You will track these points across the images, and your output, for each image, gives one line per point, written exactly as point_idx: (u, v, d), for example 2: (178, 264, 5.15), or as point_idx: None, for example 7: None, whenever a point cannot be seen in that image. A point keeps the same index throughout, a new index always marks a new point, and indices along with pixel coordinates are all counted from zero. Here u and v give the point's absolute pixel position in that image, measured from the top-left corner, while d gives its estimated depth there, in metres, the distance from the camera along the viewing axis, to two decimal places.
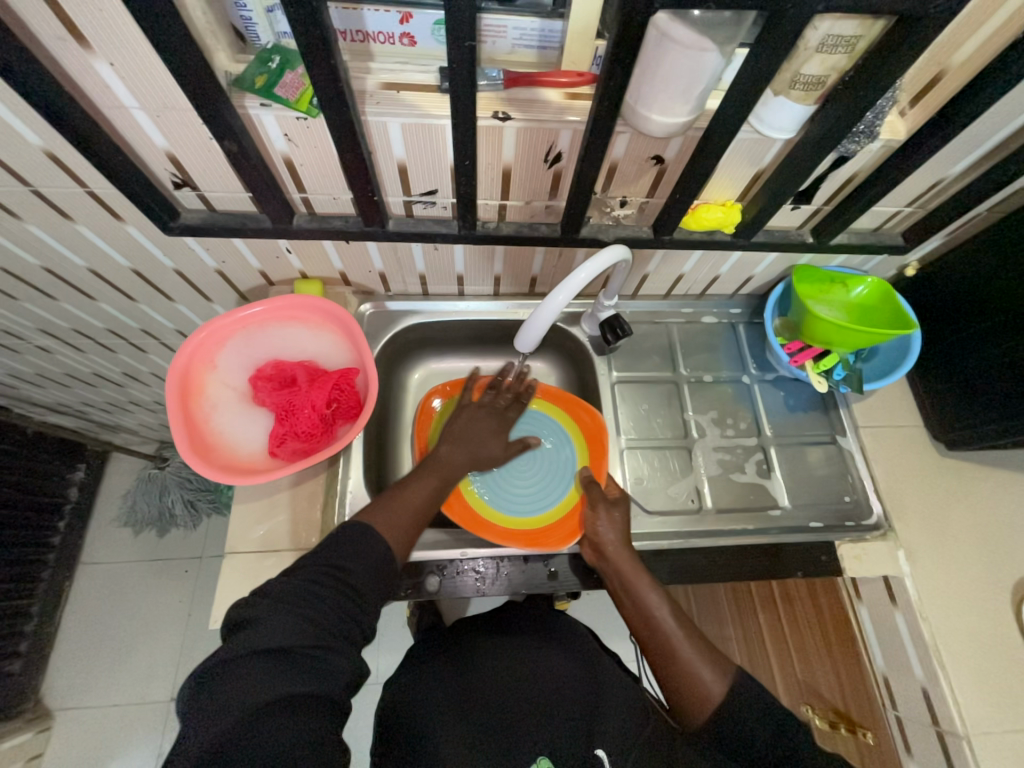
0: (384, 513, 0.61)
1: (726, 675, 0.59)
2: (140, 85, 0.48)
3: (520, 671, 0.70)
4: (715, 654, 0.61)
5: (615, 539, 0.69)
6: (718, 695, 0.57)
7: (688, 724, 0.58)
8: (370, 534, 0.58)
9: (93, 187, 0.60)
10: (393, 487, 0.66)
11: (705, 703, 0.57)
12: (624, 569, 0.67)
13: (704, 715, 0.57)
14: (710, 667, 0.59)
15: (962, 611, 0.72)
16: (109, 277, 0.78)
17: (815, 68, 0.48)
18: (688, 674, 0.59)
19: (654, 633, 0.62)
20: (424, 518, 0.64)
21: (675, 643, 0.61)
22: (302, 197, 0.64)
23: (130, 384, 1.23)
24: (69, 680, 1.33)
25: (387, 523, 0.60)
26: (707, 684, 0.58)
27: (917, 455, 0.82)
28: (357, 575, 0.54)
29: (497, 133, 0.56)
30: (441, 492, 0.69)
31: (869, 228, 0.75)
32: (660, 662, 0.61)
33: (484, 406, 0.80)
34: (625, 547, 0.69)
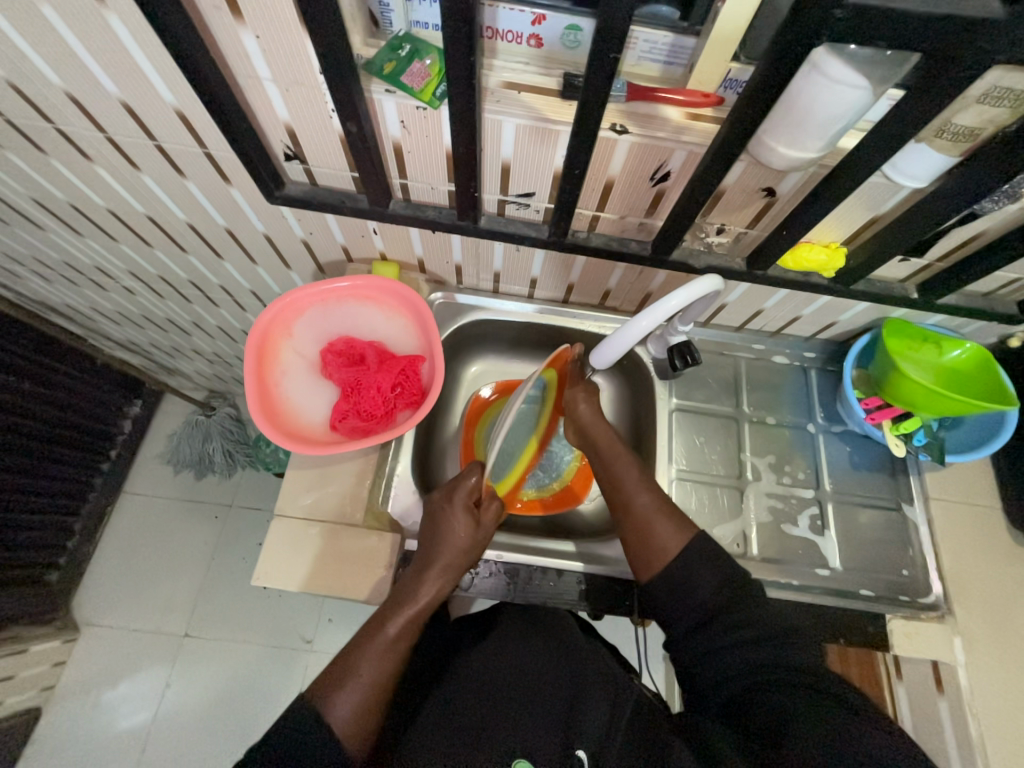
0: (332, 693, 0.53)
1: (686, 533, 0.62)
2: (278, 58, 0.49)
3: (501, 672, 0.69)
4: (675, 514, 0.64)
5: (591, 415, 0.75)
6: (676, 547, 0.61)
7: (641, 576, 0.62)
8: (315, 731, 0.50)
9: (210, 149, 0.63)
10: (347, 658, 0.56)
11: (661, 556, 0.61)
12: (605, 443, 0.72)
13: (661, 566, 0.60)
14: (665, 520, 0.63)
15: (1015, 715, 0.67)
16: (204, 233, 0.82)
17: (970, 118, 0.45)
18: (645, 527, 0.63)
19: (622, 494, 0.67)
20: (391, 686, 0.56)
21: (634, 500, 0.65)
22: (402, 183, 0.65)
23: (196, 334, 1.28)
24: (99, 599, 1.42)
25: (338, 717, 0.52)
26: (665, 538, 0.62)
27: (989, 539, 0.76)
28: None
29: (610, 145, 0.55)
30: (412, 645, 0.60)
31: (979, 292, 0.70)
32: (622, 517, 0.66)
33: (442, 521, 0.66)
34: (605, 425, 0.74)
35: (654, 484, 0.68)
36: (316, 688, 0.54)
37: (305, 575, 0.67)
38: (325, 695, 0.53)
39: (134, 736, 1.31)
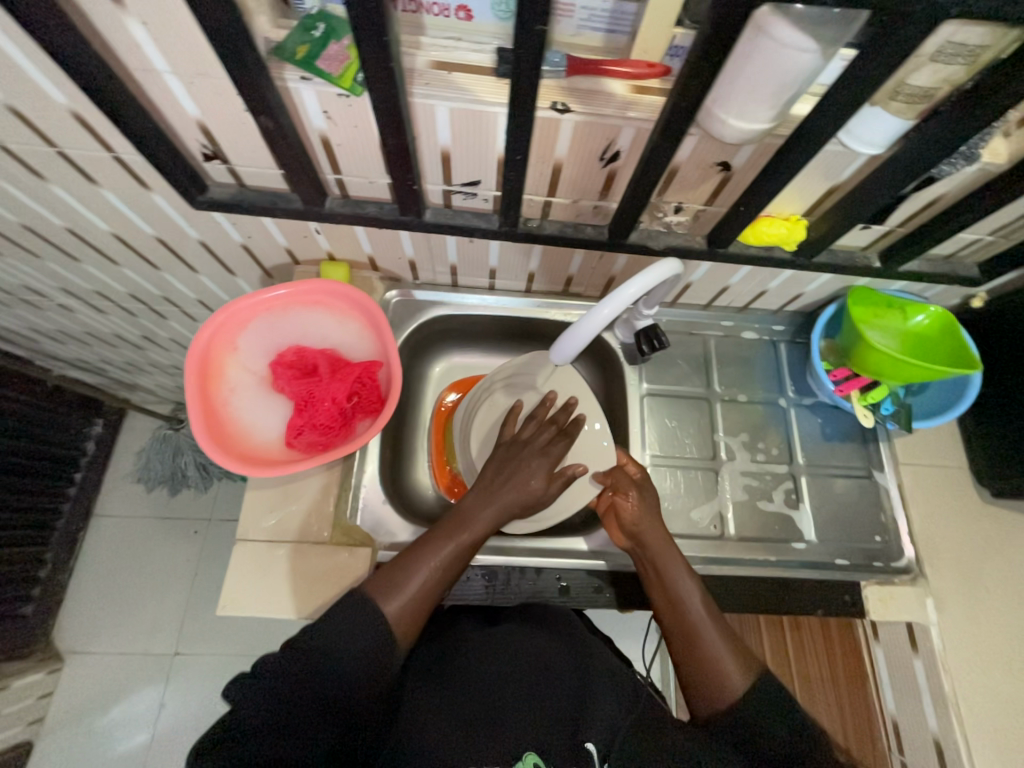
0: (381, 582, 0.56)
1: (750, 670, 0.57)
2: (172, 47, 0.44)
3: (504, 664, 0.64)
4: (743, 651, 0.59)
5: (647, 526, 0.67)
6: (739, 688, 0.56)
7: (698, 713, 0.57)
8: (370, 626, 0.52)
9: (119, 152, 0.57)
10: (401, 555, 0.59)
11: (722, 694, 0.56)
12: (662, 555, 0.65)
13: (720, 706, 0.56)
14: (736, 662, 0.57)
15: (985, 665, 0.70)
16: (133, 243, 0.76)
17: (924, 78, 0.43)
18: (711, 669, 0.57)
19: (682, 622, 0.61)
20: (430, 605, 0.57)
21: (699, 635, 0.60)
22: (336, 178, 0.60)
23: (148, 347, 1.21)
24: (81, 626, 1.38)
25: (388, 606, 0.55)
26: (728, 679, 0.57)
27: (957, 499, 0.78)
28: (345, 662, 0.50)
29: (552, 125, 0.51)
30: (461, 556, 0.60)
31: (942, 255, 0.69)
32: (681, 648, 0.60)
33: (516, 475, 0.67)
34: (661, 533, 0.67)
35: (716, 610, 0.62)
36: (375, 582, 0.57)
37: (274, 598, 0.65)
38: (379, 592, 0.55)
39: (132, 758, 1.29)
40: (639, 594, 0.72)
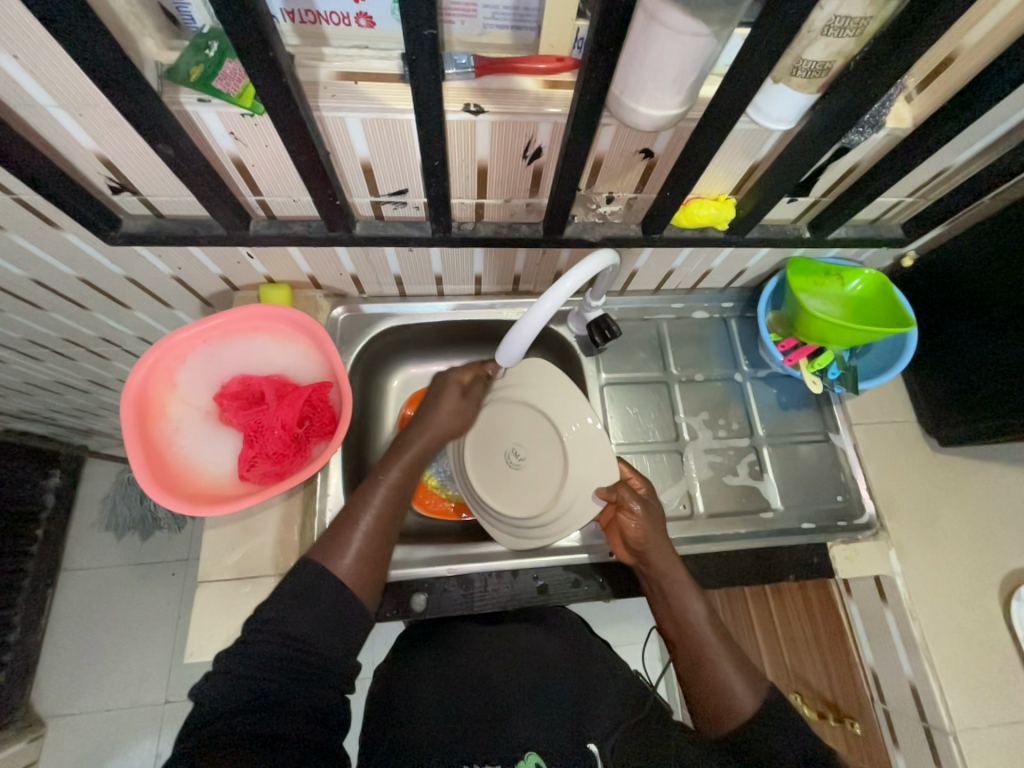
0: (326, 545, 0.59)
1: (760, 691, 0.58)
2: (53, 79, 0.41)
3: (507, 666, 0.66)
4: (749, 667, 0.60)
5: (658, 545, 0.66)
6: (750, 710, 0.57)
7: (702, 725, 0.59)
8: (324, 584, 0.55)
9: (19, 194, 0.54)
10: (339, 519, 0.61)
11: (732, 717, 0.57)
12: (667, 575, 0.64)
13: (730, 727, 0.57)
14: (745, 681, 0.58)
15: (950, 608, 0.73)
16: (55, 287, 0.72)
17: (819, 52, 0.44)
18: (720, 687, 0.58)
19: (690, 644, 0.61)
20: (383, 550, 0.61)
21: (708, 654, 0.60)
22: (259, 200, 0.58)
23: (97, 390, 1.16)
24: (60, 688, 1.31)
25: (339, 566, 0.57)
26: (738, 699, 0.57)
27: (909, 451, 0.81)
28: (298, 627, 0.52)
29: (469, 127, 0.50)
30: (397, 504, 0.64)
31: (867, 220, 0.72)
32: (689, 665, 0.61)
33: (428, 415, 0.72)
34: (666, 553, 0.65)
35: (723, 631, 0.63)
36: (319, 549, 0.59)
37: None
38: (327, 550, 0.58)
39: None
40: (616, 584, 0.73)
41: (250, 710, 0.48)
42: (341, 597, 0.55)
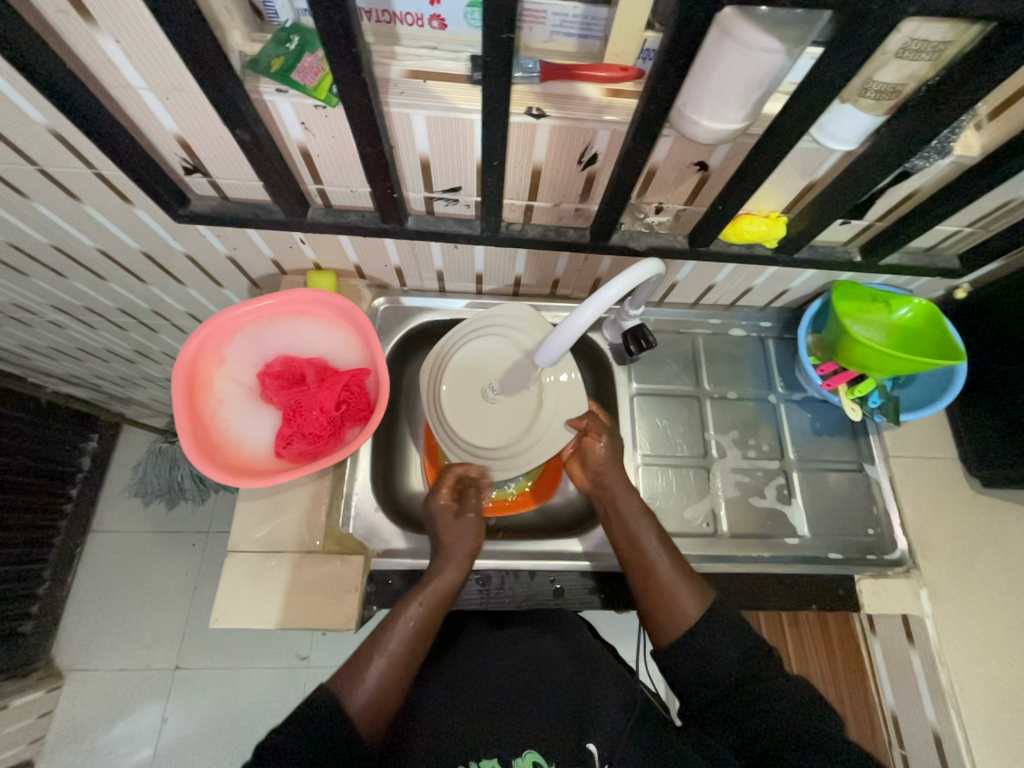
0: (340, 681, 0.56)
1: (703, 597, 0.60)
2: (148, 64, 0.44)
3: (508, 674, 0.64)
4: (695, 577, 0.62)
5: (607, 461, 0.70)
6: (693, 613, 0.59)
7: (659, 641, 0.61)
8: (337, 728, 0.51)
9: (101, 170, 0.57)
10: (356, 653, 0.58)
11: (678, 619, 0.59)
12: (618, 493, 0.68)
13: (678, 630, 0.59)
14: (687, 589, 0.60)
15: (981, 656, 0.70)
16: (120, 258, 0.76)
17: (891, 75, 0.43)
18: (667, 595, 0.60)
19: (637, 552, 0.64)
20: (398, 690, 0.57)
21: (654, 567, 0.62)
22: (318, 189, 0.60)
23: (141, 361, 1.21)
24: (80, 643, 1.36)
25: (353, 710, 0.54)
26: (684, 605, 0.60)
27: (949, 489, 0.78)
28: (316, 758, 0.49)
29: (528, 130, 0.51)
30: (417, 644, 0.60)
31: (922, 247, 0.70)
32: (638, 578, 0.63)
33: (450, 546, 0.66)
34: (622, 476, 0.70)
35: (672, 544, 0.65)
36: (332, 683, 0.55)
37: (266, 610, 0.65)
38: (348, 685, 0.55)
39: None
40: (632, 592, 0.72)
41: None
42: (352, 738, 0.52)
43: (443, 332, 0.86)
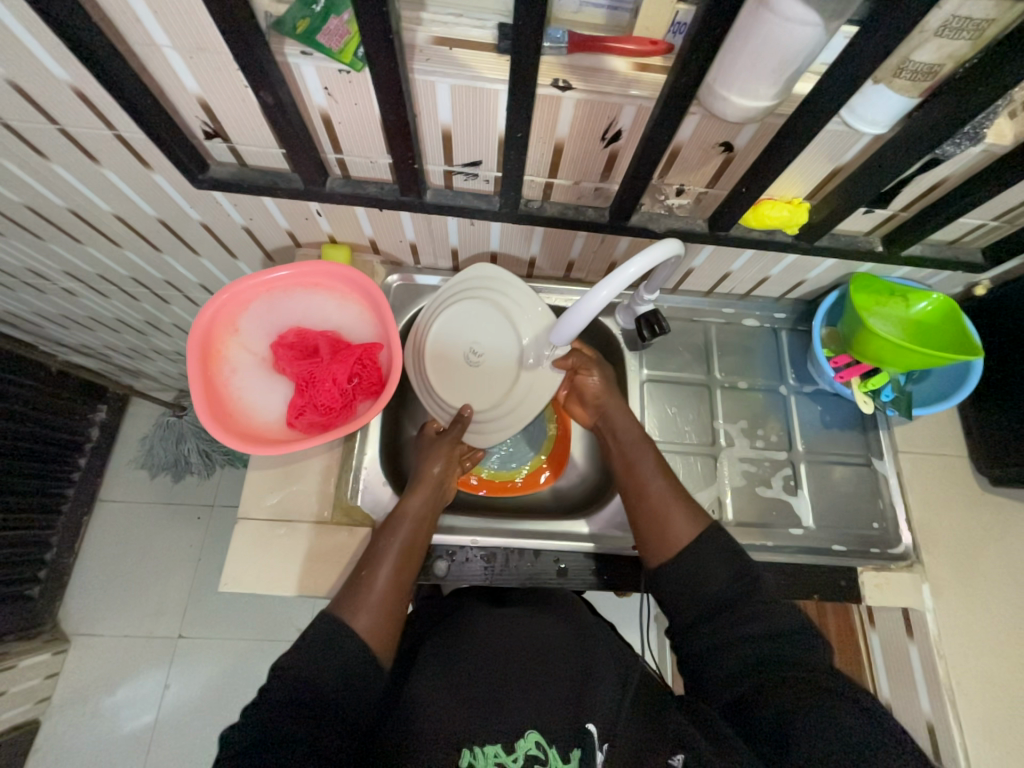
0: (345, 599, 0.59)
1: (697, 522, 0.63)
2: (173, 20, 0.44)
3: (508, 651, 0.64)
4: (689, 501, 0.65)
5: (607, 395, 0.75)
6: (687, 533, 0.62)
7: (650, 562, 0.64)
8: (345, 641, 0.54)
9: (121, 131, 0.57)
10: (357, 573, 0.62)
11: (669, 544, 0.62)
12: (619, 424, 0.72)
13: (668, 554, 0.62)
14: (683, 513, 0.63)
15: (979, 651, 0.70)
16: (135, 225, 0.76)
17: (929, 54, 0.42)
18: (661, 515, 0.64)
19: (634, 478, 0.68)
20: (399, 605, 0.60)
21: (650, 488, 0.66)
22: (337, 158, 0.60)
23: (151, 332, 1.21)
24: (87, 608, 1.39)
25: (357, 622, 0.56)
26: (677, 527, 0.63)
27: (956, 487, 0.78)
28: (325, 681, 0.52)
29: (554, 103, 0.51)
30: (411, 555, 0.64)
31: (945, 241, 0.69)
32: (634, 498, 0.67)
33: (419, 473, 0.71)
34: (621, 405, 0.75)
35: (669, 471, 0.69)
36: (339, 604, 0.58)
37: (274, 576, 0.66)
38: (346, 606, 0.58)
39: (137, 738, 1.30)
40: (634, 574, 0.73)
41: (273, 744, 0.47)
42: (364, 651, 0.54)
43: None
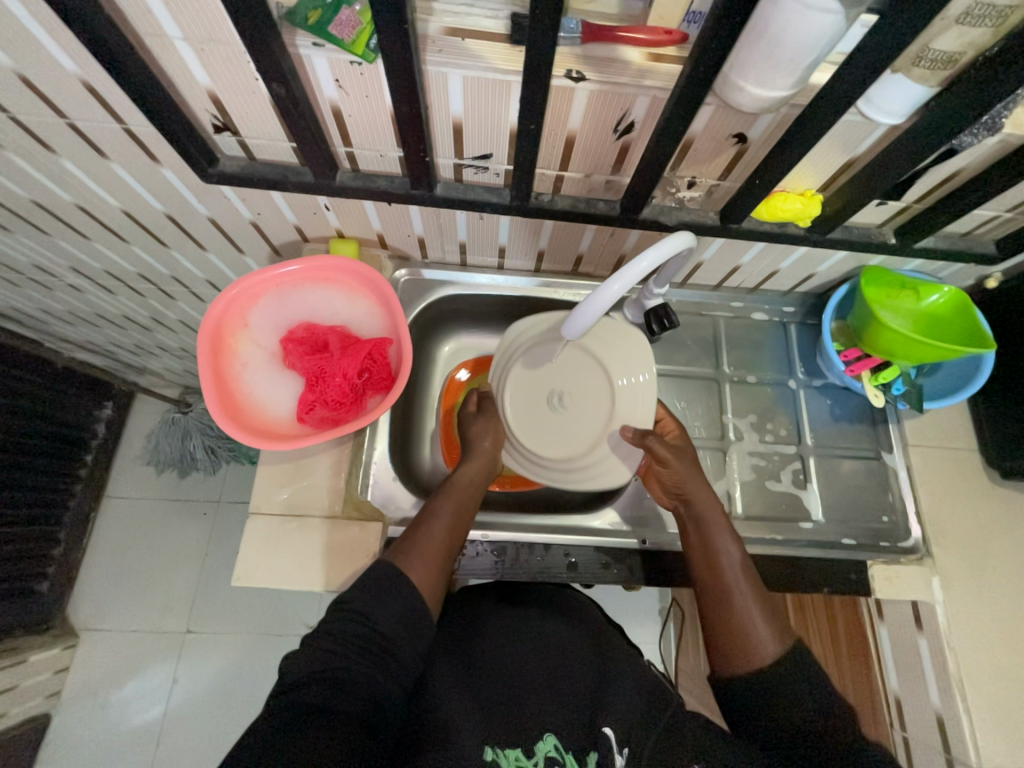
0: (402, 550, 0.62)
1: (782, 640, 0.57)
2: (184, 10, 0.43)
3: (525, 652, 0.65)
4: (775, 616, 0.59)
5: (692, 479, 0.66)
6: (772, 653, 0.56)
7: (722, 674, 0.58)
8: (402, 587, 0.57)
9: (130, 125, 0.57)
10: (412, 527, 0.65)
11: (752, 658, 0.56)
12: (702, 514, 0.65)
13: (747, 666, 0.56)
14: (768, 628, 0.57)
15: (990, 644, 0.70)
16: (142, 220, 0.75)
17: (949, 42, 0.42)
18: (742, 628, 0.58)
19: (714, 579, 0.61)
20: (448, 560, 0.63)
21: (732, 597, 0.59)
22: (347, 151, 0.60)
23: (157, 329, 1.21)
24: (95, 604, 1.40)
25: (413, 569, 0.60)
26: (760, 642, 0.57)
27: (966, 480, 0.78)
28: (381, 623, 0.55)
29: (566, 94, 0.50)
30: (462, 518, 0.67)
31: (957, 232, 0.69)
32: (711, 604, 0.61)
33: (472, 447, 0.75)
34: (707, 491, 0.66)
35: (754, 574, 0.62)
36: (396, 553, 0.62)
37: (286, 570, 0.66)
38: (405, 556, 0.60)
39: (148, 732, 1.32)
40: (647, 569, 0.73)
41: (324, 681, 0.50)
42: (417, 599, 0.57)
43: (463, 306, 0.86)
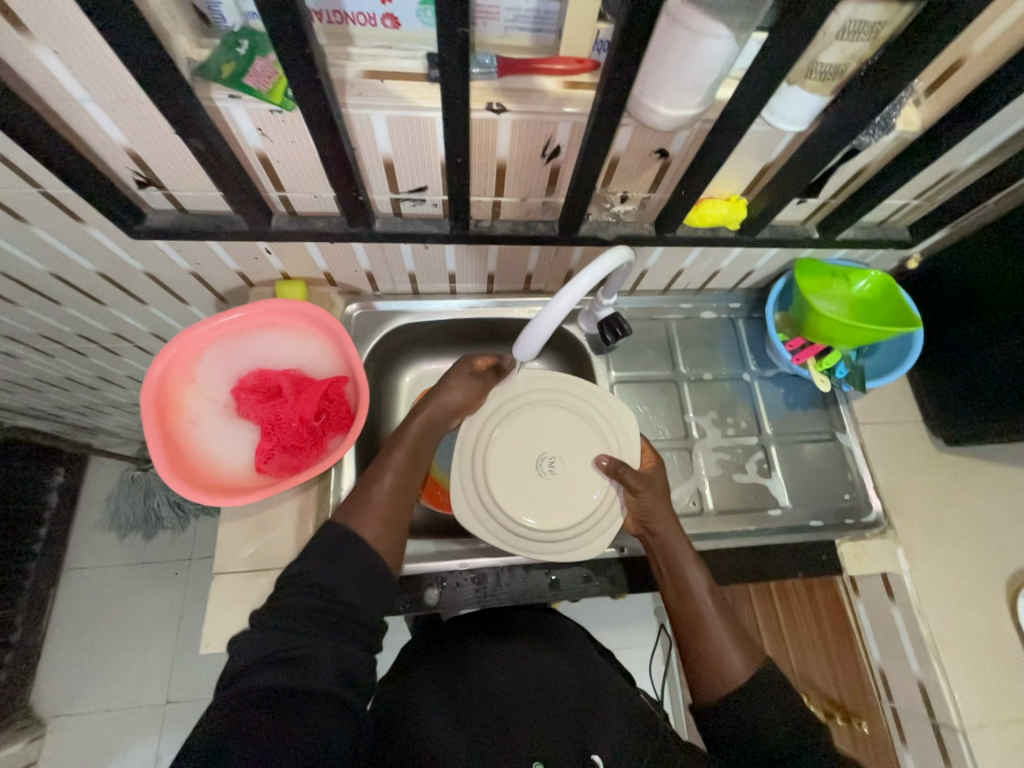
0: (350, 508, 0.62)
1: (752, 660, 0.59)
2: (89, 74, 0.43)
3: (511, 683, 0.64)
4: (745, 639, 0.60)
5: (659, 509, 0.68)
6: (742, 674, 0.57)
7: (700, 701, 0.58)
8: (353, 545, 0.58)
9: (47, 188, 0.55)
10: (360, 483, 0.65)
11: (725, 682, 0.57)
12: (671, 542, 0.66)
13: (722, 691, 0.57)
14: (738, 651, 0.59)
15: (956, 606, 0.73)
16: (73, 281, 0.73)
17: (834, 55, 0.45)
18: (716, 653, 0.59)
19: (685, 606, 0.62)
20: (400, 515, 0.63)
21: (705, 622, 0.61)
22: (280, 196, 0.59)
23: (105, 387, 1.16)
24: (61, 687, 1.30)
25: (363, 527, 0.60)
26: (731, 664, 0.58)
27: (915, 450, 0.82)
28: (348, 595, 0.55)
29: (490, 125, 0.51)
30: (410, 472, 0.67)
31: (874, 221, 0.74)
32: (684, 630, 0.62)
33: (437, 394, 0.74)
34: (671, 519, 0.68)
35: (720, 596, 0.64)
36: (347, 510, 0.62)
37: None
38: (353, 515, 0.61)
39: None
40: (629, 577, 0.73)
41: (284, 659, 0.49)
42: (371, 559, 0.58)
43: (420, 334, 0.86)
